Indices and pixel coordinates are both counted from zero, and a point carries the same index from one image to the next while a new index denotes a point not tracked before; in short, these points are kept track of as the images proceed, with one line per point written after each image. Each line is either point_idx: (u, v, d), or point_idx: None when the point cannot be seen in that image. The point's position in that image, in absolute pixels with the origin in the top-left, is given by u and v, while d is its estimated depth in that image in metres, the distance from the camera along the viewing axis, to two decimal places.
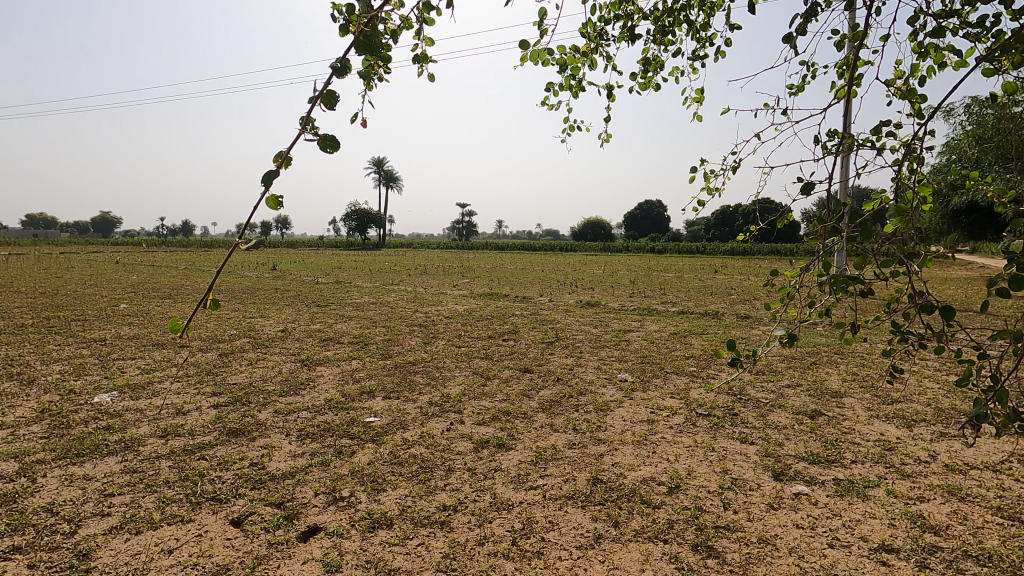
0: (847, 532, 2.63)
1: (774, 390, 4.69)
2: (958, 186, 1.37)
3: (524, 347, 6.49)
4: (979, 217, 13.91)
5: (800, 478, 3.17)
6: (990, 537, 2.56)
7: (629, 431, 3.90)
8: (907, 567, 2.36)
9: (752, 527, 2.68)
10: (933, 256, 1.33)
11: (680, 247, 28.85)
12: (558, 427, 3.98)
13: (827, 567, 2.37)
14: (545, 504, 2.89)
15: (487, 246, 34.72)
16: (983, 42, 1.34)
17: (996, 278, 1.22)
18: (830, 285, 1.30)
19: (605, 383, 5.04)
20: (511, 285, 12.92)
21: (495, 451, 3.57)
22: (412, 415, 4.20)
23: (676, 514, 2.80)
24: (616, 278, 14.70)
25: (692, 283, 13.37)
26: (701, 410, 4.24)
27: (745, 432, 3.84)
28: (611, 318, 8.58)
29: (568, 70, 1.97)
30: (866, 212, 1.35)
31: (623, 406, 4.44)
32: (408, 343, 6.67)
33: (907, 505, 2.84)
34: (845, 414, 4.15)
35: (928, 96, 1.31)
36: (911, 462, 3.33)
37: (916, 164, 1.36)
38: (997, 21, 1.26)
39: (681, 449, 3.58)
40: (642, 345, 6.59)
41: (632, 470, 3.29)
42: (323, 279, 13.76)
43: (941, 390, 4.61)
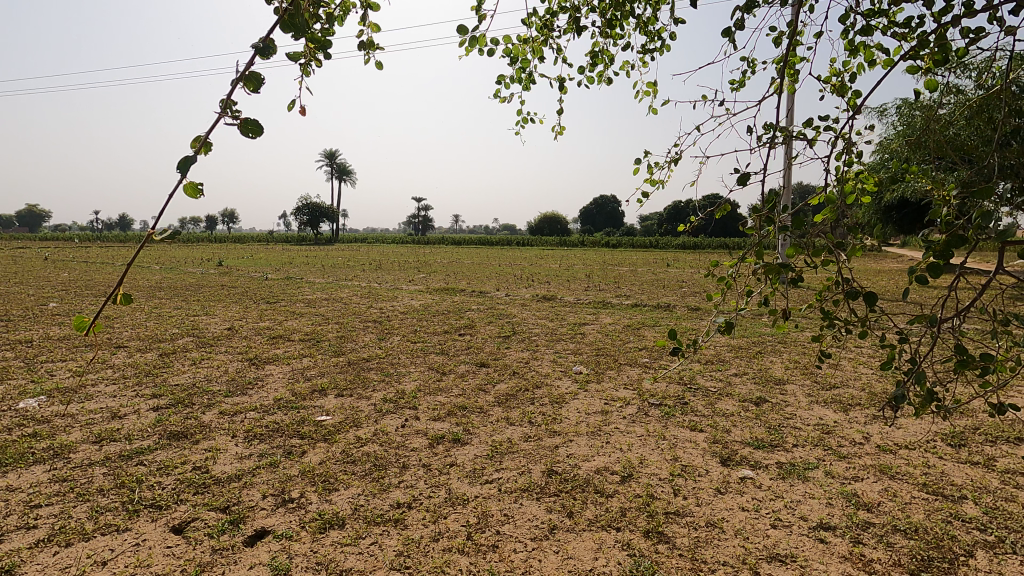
0: (788, 512, 2.74)
1: (722, 379, 4.85)
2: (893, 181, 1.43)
3: (480, 342, 6.48)
4: (908, 212, 14.85)
5: (745, 463, 3.28)
6: (916, 511, 2.72)
7: (583, 422, 3.94)
8: (842, 544, 2.48)
9: (700, 512, 2.75)
10: (862, 245, 1.38)
11: (632, 242, 29.43)
12: (514, 421, 3.98)
13: (770, 547, 2.47)
14: (500, 497, 2.89)
15: (442, 241, 34.18)
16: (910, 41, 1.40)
17: (915, 266, 1.28)
18: (764, 272, 1.33)
19: (560, 376, 5.09)
20: (467, 280, 12.84)
21: (450, 446, 3.53)
22: (366, 412, 4.10)
23: (628, 502, 2.84)
24: (571, 272, 14.84)
25: (644, 276, 13.64)
26: (653, 401, 4.33)
27: (695, 420, 3.95)
28: (566, 311, 8.66)
29: (516, 62, 1.96)
30: (802, 204, 1.39)
31: (578, 397, 4.48)
32: (362, 339, 6.53)
33: (842, 485, 2.99)
34: (787, 400, 4.33)
35: (857, 95, 1.39)
36: (847, 445, 3.50)
37: (847, 158, 1.42)
38: (920, 22, 1.33)
39: (633, 438, 3.65)
40: (596, 337, 6.68)
41: (587, 460, 3.32)
42: (271, 275, 13.33)
43: (873, 374, 4.88)
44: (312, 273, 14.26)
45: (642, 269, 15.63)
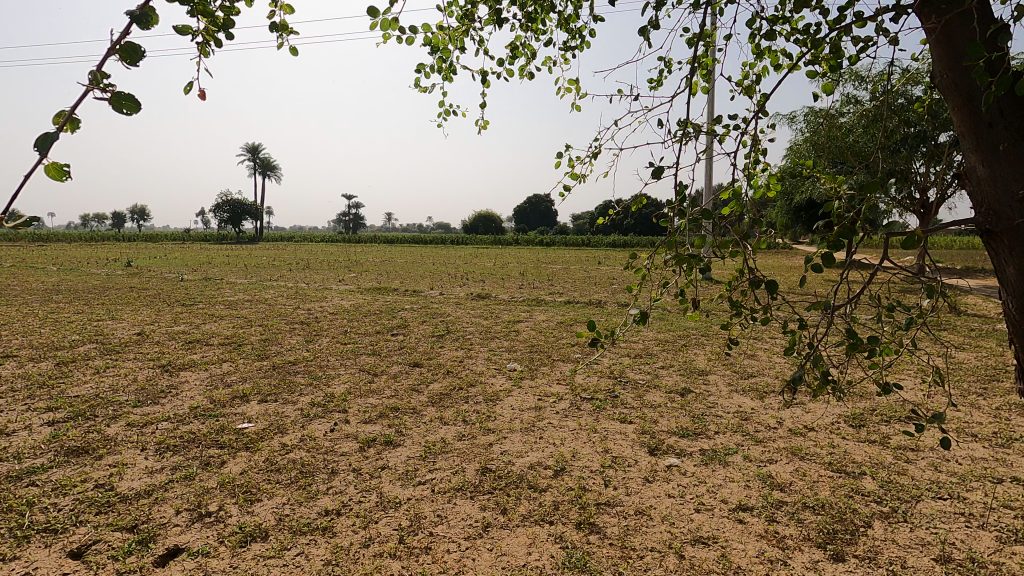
0: (710, 496, 2.86)
1: (650, 371, 5.01)
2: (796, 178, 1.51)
3: (414, 341, 6.35)
4: (815, 212, 16.02)
5: (671, 451, 3.39)
6: (823, 488, 2.91)
7: (517, 419, 3.94)
8: (758, 523, 2.62)
9: (629, 501, 2.82)
10: (767, 238, 1.44)
11: (565, 241, 29.96)
12: (447, 420, 3.92)
13: (693, 530, 2.56)
14: (433, 498, 2.83)
15: (374, 240, 33.32)
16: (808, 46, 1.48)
17: (813, 257, 1.35)
18: (677, 263, 1.36)
19: (494, 373, 5.07)
20: (400, 279, 12.57)
21: (381, 449, 3.42)
22: (292, 418, 3.91)
23: (561, 495, 2.87)
24: (506, 270, 14.89)
25: (577, 274, 13.91)
26: (585, 395, 4.40)
27: (624, 412, 4.05)
28: (500, 309, 8.67)
29: (437, 52, 1.90)
30: (712, 198, 1.43)
31: (512, 394, 4.48)
32: (288, 342, 6.23)
33: (758, 468, 3.15)
34: (710, 390, 4.54)
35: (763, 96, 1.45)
36: (763, 430, 3.70)
37: (754, 155, 1.48)
38: (817, 28, 1.41)
39: (565, 433, 3.69)
40: (530, 335, 6.73)
41: (520, 456, 3.32)
42: (188, 277, 12.48)
43: (786, 363, 5.21)
44: (234, 274, 13.47)
45: (575, 267, 15.94)
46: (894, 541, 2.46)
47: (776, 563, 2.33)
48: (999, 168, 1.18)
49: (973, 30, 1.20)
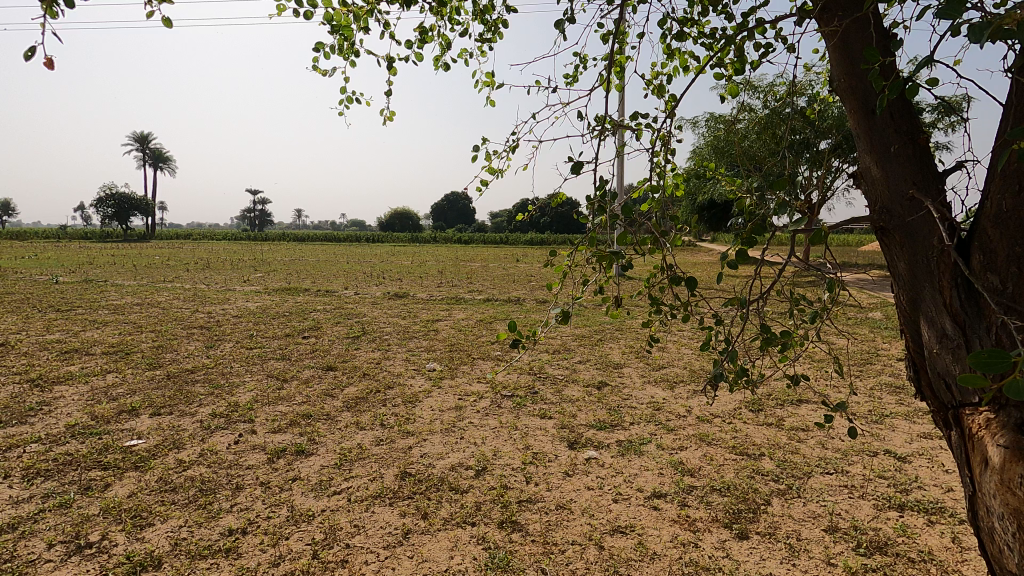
0: (627, 486, 2.91)
1: (568, 367, 5.07)
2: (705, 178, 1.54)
3: (327, 344, 6.02)
4: (715, 211, 17.12)
5: (590, 444, 3.43)
6: (728, 471, 3.06)
7: (437, 420, 3.82)
8: (671, 508, 2.69)
9: (550, 496, 2.81)
10: (681, 235, 1.44)
11: (484, 239, 29.96)
12: (364, 425, 3.73)
13: (612, 520, 2.59)
14: (349, 508, 2.66)
15: (283, 238, 31.52)
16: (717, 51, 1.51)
17: (726, 253, 1.36)
18: (598, 260, 1.32)
19: (413, 374, 4.91)
20: (313, 279, 11.95)
21: (292, 459, 3.18)
22: (190, 431, 3.54)
23: (482, 495, 2.80)
24: (424, 269, 14.60)
25: (496, 272, 13.91)
26: (505, 392, 4.37)
27: (544, 407, 4.06)
28: (419, 308, 8.46)
29: (341, 33, 1.75)
30: (629, 195, 1.41)
31: (431, 395, 4.36)
32: (185, 348, 5.69)
33: (670, 455, 3.26)
34: (625, 382, 4.66)
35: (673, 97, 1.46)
36: (674, 418, 3.85)
37: (667, 154, 1.48)
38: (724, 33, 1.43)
39: (486, 431, 3.62)
40: (450, 333, 6.61)
41: (441, 458, 3.22)
42: (64, 279, 11.07)
43: (693, 354, 5.47)
44: (121, 275, 12.19)
45: (494, 265, 15.96)
46: (790, 516, 2.63)
47: (688, 546, 2.41)
48: (892, 169, 1.24)
49: (868, 36, 1.24)
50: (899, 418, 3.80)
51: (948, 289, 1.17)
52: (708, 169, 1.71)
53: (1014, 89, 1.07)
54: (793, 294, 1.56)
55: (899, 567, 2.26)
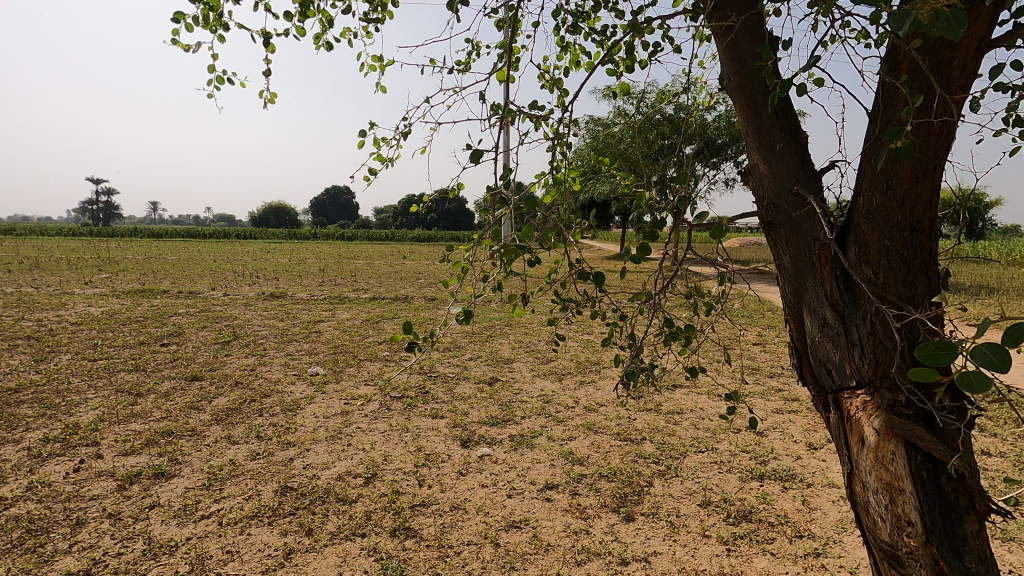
0: (521, 480, 2.88)
1: (459, 364, 4.97)
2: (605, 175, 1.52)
3: (191, 351, 5.36)
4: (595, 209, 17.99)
5: (483, 441, 3.37)
6: (615, 457, 3.16)
7: (321, 427, 3.53)
8: (564, 498, 2.71)
9: (445, 497, 2.70)
10: (582, 230, 1.40)
11: (368, 235, 28.88)
12: (236, 438, 3.34)
13: (507, 516, 2.55)
14: (220, 533, 2.34)
15: (135, 233, 27.90)
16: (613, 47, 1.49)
17: (628, 247, 1.34)
18: (501, 254, 1.22)
19: (293, 380, 4.51)
20: (172, 279, 10.64)
21: (149, 483, 2.75)
22: (13, 461, 2.93)
23: (373, 504, 2.61)
24: (303, 266, 13.68)
25: (382, 269, 13.42)
26: (395, 394, 4.17)
27: (436, 407, 3.93)
28: (298, 309, 7.87)
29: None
30: (529, 188, 1.34)
31: (314, 401, 4.03)
32: (4, 363, 4.74)
33: (561, 446, 3.30)
34: (516, 377, 4.67)
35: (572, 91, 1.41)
36: (563, 409, 3.91)
37: (566, 149, 1.43)
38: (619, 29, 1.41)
39: (375, 436, 3.41)
40: (333, 334, 6.21)
41: (326, 468, 2.96)
42: None
43: (580, 346, 5.64)
44: None
45: (379, 262, 15.39)
46: (670, 494, 2.76)
47: (580, 534, 2.43)
48: (778, 167, 1.29)
49: (754, 38, 1.28)
50: (757, 396, 4.20)
51: (829, 281, 1.23)
52: (601, 164, 1.68)
53: (882, 93, 1.14)
54: (689, 287, 1.59)
55: (761, 532, 2.46)
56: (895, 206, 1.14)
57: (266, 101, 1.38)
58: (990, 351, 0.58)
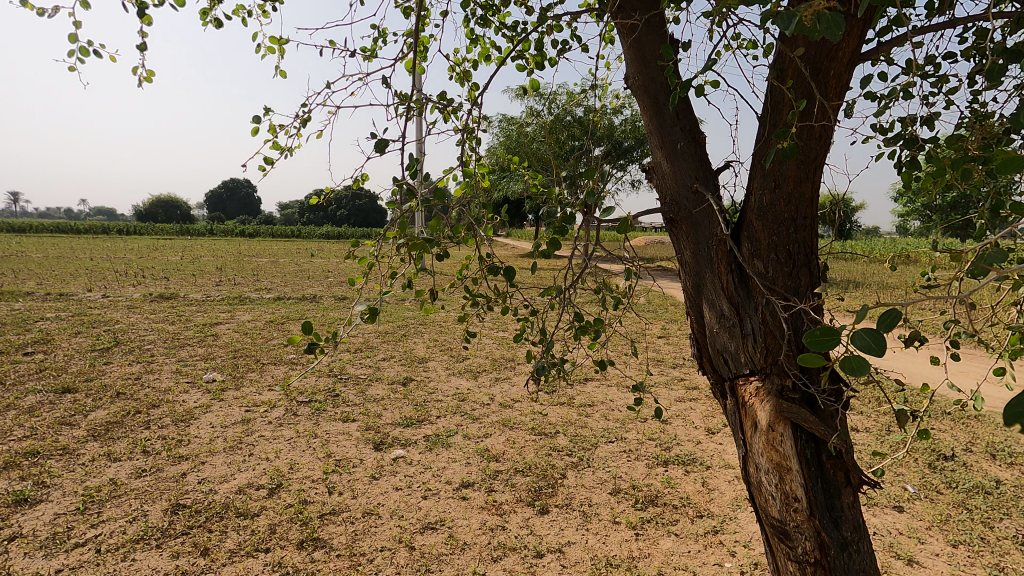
0: (436, 480, 2.83)
1: (371, 365, 4.80)
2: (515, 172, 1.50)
3: (61, 360, 4.75)
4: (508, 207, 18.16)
5: (397, 443, 3.26)
6: (530, 451, 3.18)
7: (218, 438, 3.26)
8: (480, 496, 2.69)
9: (356, 504, 2.58)
10: (493, 225, 1.37)
11: (272, 231, 27.26)
12: (118, 454, 2.99)
13: (423, 518, 2.49)
14: (98, 562, 2.08)
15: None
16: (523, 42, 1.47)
17: (538, 242, 1.33)
18: (409, 249, 1.16)
19: (185, 388, 4.13)
20: (38, 280, 9.40)
21: (8, 513, 2.39)
22: None
23: (278, 516, 2.45)
24: (198, 265, 12.62)
25: (287, 268, 12.70)
26: (302, 398, 3.93)
27: (347, 410, 3.76)
28: (192, 310, 7.23)
29: None
30: (438, 181, 1.29)
31: (210, 410, 3.71)
32: None
33: (477, 444, 3.27)
34: (430, 376, 4.59)
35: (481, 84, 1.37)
36: (479, 407, 3.89)
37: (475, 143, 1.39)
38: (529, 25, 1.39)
39: (280, 444, 3.20)
40: (233, 337, 5.77)
41: (224, 482, 2.73)
42: None
43: (494, 343, 5.65)
44: None
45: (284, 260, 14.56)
46: (582, 485, 2.82)
47: (497, 530, 2.42)
48: (679, 165, 1.34)
49: (655, 40, 1.32)
50: (661, 386, 4.42)
51: (725, 274, 1.30)
52: (512, 161, 1.65)
53: (770, 98, 1.22)
54: (597, 282, 1.61)
55: (667, 515, 2.57)
56: (781, 204, 1.22)
57: (145, 80, 1.22)
58: (869, 336, 0.62)
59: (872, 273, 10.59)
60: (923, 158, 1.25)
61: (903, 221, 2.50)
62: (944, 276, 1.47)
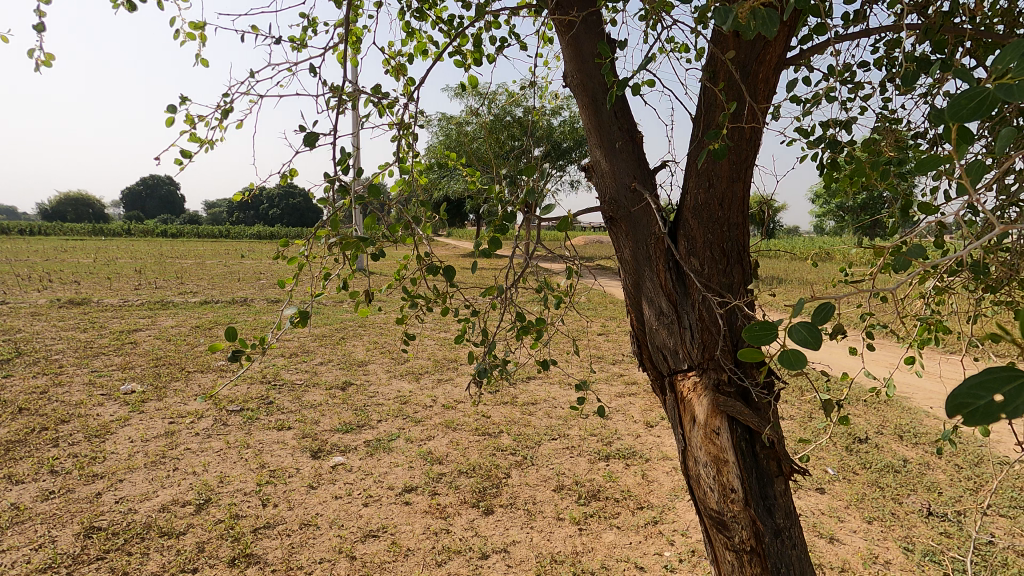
0: (377, 486, 2.74)
1: (307, 370, 4.60)
2: (449, 170, 1.47)
3: None
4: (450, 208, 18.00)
5: (336, 450, 3.14)
6: (474, 452, 3.14)
7: (138, 453, 3.01)
8: (424, 500, 2.63)
9: (293, 515, 2.46)
10: (430, 223, 1.32)
11: (198, 231, 25.73)
12: (20, 476, 2.71)
13: (364, 525, 2.40)
14: None
15: None
16: (463, 42, 1.43)
17: (479, 241, 1.29)
18: (341, 247, 1.08)
19: (100, 401, 3.80)
20: None
21: None
22: None
23: (206, 533, 2.29)
24: (114, 267, 11.71)
25: (215, 270, 12.01)
26: (232, 407, 3.71)
27: (281, 418, 3.58)
28: (107, 317, 6.69)
29: None
30: (373, 179, 1.23)
31: (129, 423, 3.43)
32: None
33: (420, 447, 3.20)
34: (371, 380, 4.45)
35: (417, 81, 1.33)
36: (421, 409, 3.81)
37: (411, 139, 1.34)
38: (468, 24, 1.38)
39: (208, 456, 3.00)
40: (154, 345, 5.38)
41: (146, 500, 2.53)
42: None
43: (437, 344, 5.57)
44: None
45: (212, 262, 13.76)
46: (527, 483, 2.82)
47: (441, 533, 2.37)
48: (617, 164, 1.34)
49: (593, 38, 1.32)
50: (602, 382, 4.49)
51: (663, 272, 1.31)
52: (450, 159, 1.60)
53: (702, 99, 1.24)
54: (538, 282, 1.59)
55: (609, 508, 2.61)
56: (715, 203, 1.24)
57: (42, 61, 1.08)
58: (805, 330, 0.62)
59: (794, 270, 11.26)
60: (843, 160, 1.32)
61: (822, 221, 2.65)
62: (860, 272, 1.55)
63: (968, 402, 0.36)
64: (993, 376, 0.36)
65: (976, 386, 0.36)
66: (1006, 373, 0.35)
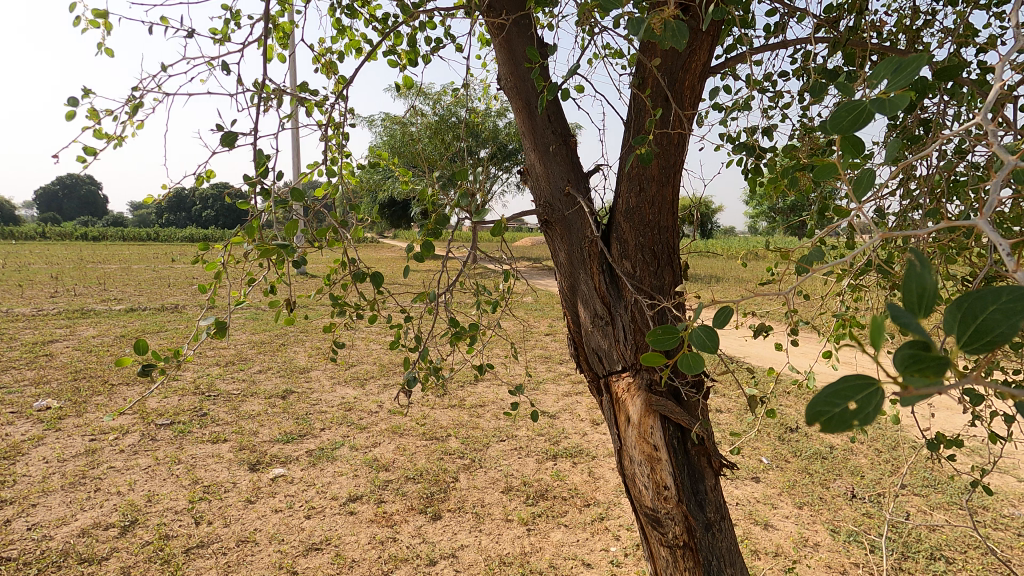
0: (320, 498, 2.64)
1: (244, 379, 4.39)
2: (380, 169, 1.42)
3: None
4: (396, 209, 17.72)
5: (276, 461, 3.00)
6: (421, 457, 3.09)
7: (54, 474, 2.78)
8: (369, 509, 2.55)
9: (229, 532, 2.33)
10: (360, 226, 1.27)
11: (123, 234, 24.13)
12: None
13: (306, 539, 2.31)
14: None
15: None
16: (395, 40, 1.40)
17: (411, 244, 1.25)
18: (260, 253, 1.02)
19: (9, 420, 3.48)
20: None
21: None
22: None
23: (132, 557, 2.14)
24: (26, 274, 10.78)
25: (142, 275, 11.28)
26: (161, 421, 3.48)
27: (216, 430, 3.39)
28: (18, 327, 6.15)
29: None
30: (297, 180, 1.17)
31: (43, 442, 3.16)
32: None
33: (365, 454, 3.11)
34: (313, 387, 4.30)
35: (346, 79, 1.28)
36: (366, 416, 3.71)
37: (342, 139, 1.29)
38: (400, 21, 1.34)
39: (134, 474, 2.80)
40: (73, 357, 4.99)
41: (64, 525, 2.34)
42: None
43: (382, 349, 5.45)
44: None
45: (139, 266, 12.94)
46: (475, 486, 2.80)
47: (387, 542, 2.31)
48: (552, 167, 1.34)
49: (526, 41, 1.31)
50: (549, 382, 4.52)
51: (597, 275, 1.33)
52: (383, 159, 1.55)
53: (632, 104, 1.26)
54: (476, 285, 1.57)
55: (556, 507, 2.62)
56: (645, 206, 1.27)
57: None
58: (704, 334, 0.64)
59: (731, 268, 11.75)
60: (764, 165, 1.37)
61: (753, 221, 2.76)
62: (785, 271, 1.62)
63: (823, 410, 0.34)
64: (847, 382, 0.34)
65: (831, 393, 0.34)
66: (854, 380, 0.34)
